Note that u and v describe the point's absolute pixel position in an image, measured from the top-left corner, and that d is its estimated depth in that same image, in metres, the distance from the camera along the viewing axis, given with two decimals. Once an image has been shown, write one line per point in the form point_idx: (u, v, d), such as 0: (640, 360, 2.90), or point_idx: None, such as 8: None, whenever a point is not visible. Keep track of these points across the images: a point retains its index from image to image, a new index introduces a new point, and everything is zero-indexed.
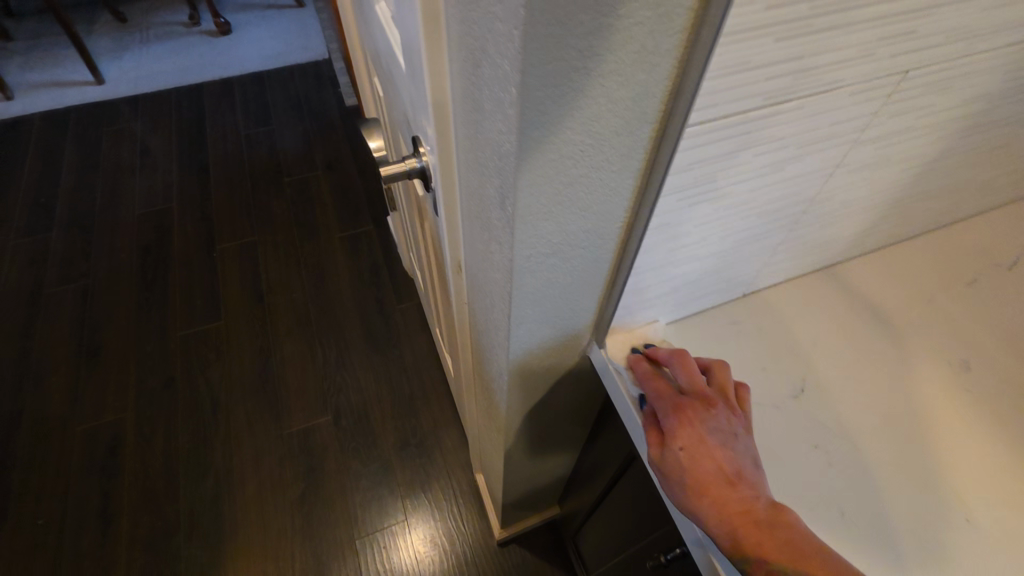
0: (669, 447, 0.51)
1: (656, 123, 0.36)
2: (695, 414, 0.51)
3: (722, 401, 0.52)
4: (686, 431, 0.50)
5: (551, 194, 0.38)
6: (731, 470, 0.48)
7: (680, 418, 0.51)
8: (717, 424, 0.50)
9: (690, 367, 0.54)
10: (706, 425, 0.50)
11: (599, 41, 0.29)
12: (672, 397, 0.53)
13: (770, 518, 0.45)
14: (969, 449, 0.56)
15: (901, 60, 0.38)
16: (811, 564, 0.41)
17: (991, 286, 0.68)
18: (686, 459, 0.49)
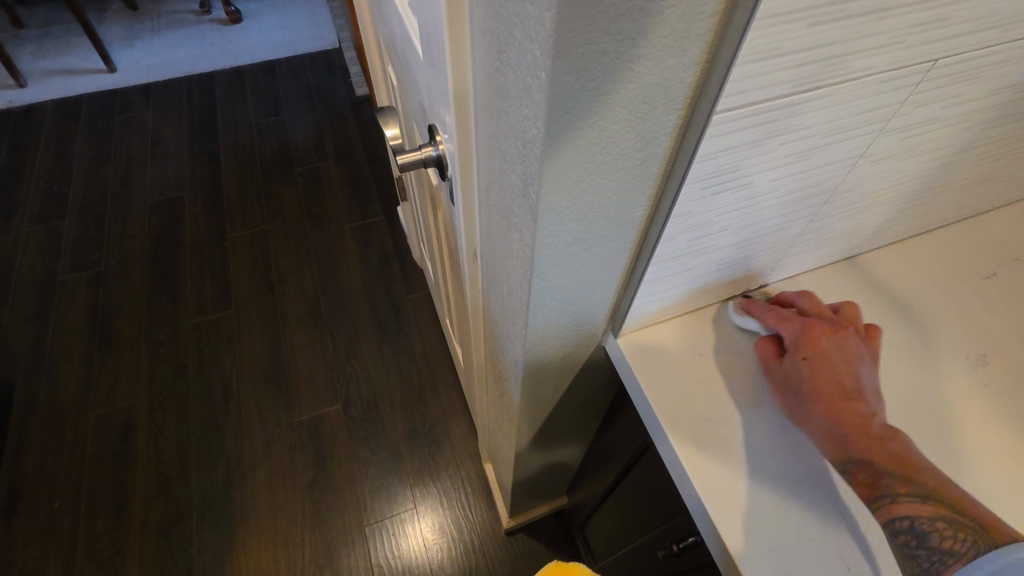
0: (791, 356, 0.54)
1: (682, 110, 0.35)
2: (824, 342, 0.52)
3: (854, 327, 0.55)
4: (822, 352, 0.52)
5: (575, 181, 0.38)
6: (842, 386, 0.50)
7: (811, 340, 0.53)
8: (846, 346, 0.52)
9: (819, 301, 0.57)
10: (836, 345, 0.52)
11: (630, 25, 0.29)
12: (809, 324, 0.54)
13: (883, 432, 0.47)
14: (987, 444, 0.55)
15: (932, 48, 0.37)
16: (922, 476, 0.44)
17: (1011, 280, 0.67)
18: (812, 375, 0.51)
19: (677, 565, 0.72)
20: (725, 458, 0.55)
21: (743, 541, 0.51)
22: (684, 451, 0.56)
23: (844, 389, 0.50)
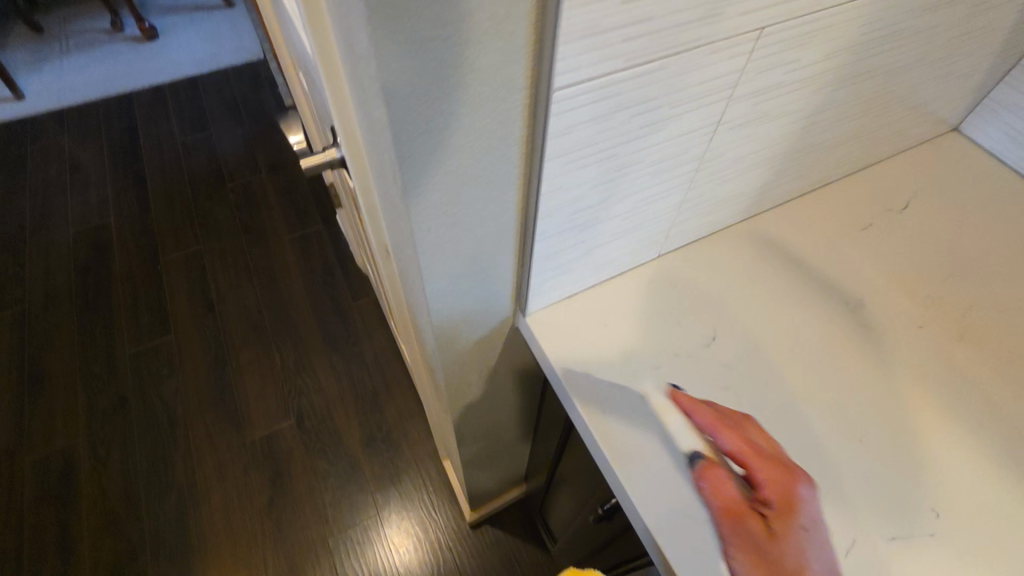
0: (773, 517, 0.50)
1: (526, 87, 0.38)
2: (801, 485, 0.53)
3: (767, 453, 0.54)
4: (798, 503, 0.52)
5: (437, 163, 0.40)
6: (792, 540, 0.50)
7: (782, 486, 0.52)
8: (797, 551, 0.49)
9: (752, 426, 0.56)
10: (796, 544, 0.50)
11: (447, 11, 0.30)
12: (753, 455, 0.54)
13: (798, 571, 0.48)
14: (865, 381, 0.60)
15: (753, 17, 0.41)
16: None
17: (885, 229, 0.73)
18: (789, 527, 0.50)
19: (609, 529, 0.75)
20: (631, 418, 0.57)
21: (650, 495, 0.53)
22: (593, 417, 0.57)
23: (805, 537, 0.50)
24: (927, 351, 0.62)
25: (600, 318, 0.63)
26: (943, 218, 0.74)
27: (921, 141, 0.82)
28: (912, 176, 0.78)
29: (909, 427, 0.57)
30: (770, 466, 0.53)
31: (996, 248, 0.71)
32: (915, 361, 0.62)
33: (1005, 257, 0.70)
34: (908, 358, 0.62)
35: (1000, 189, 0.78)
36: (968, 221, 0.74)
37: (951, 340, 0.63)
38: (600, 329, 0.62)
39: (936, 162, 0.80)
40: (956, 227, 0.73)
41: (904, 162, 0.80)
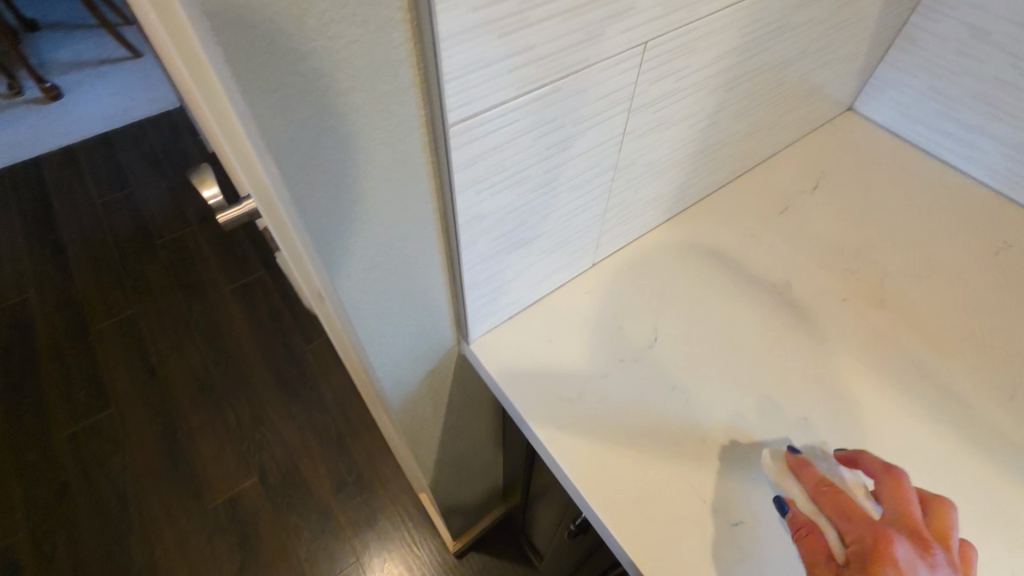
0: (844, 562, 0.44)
1: (422, 122, 0.38)
2: (899, 546, 0.42)
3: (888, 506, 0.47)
4: (884, 556, 0.42)
5: (343, 207, 0.39)
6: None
7: (873, 539, 0.44)
8: None
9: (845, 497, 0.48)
10: None
11: (323, 59, 0.30)
12: (855, 510, 0.46)
13: None
14: (801, 359, 0.63)
15: (635, 30, 0.42)
16: None
17: (801, 210, 0.76)
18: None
19: (585, 542, 0.75)
20: (584, 431, 0.57)
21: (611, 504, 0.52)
22: (548, 435, 0.56)
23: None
24: (853, 323, 0.65)
25: (541, 334, 0.63)
26: (852, 194, 0.78)
27: (821, 125, 0.87)
28: (817, 159, 0.83)
29: (846, 397, 0.60)
30: (854, 518, 0.46)
31: (902, 216, 0.75)
32: (843, 333, 0.65)
33: (911, 224, 0.74)
34: (836, 330, 0.65)
35: (898, 159, 0.83)
36: (875, 193, 0.78)
37: (874, 309, 0.66)
38: (543, 345, 0.62)
39: (837, 143, 0.86)
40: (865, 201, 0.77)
41: (809, 146, 0.85)
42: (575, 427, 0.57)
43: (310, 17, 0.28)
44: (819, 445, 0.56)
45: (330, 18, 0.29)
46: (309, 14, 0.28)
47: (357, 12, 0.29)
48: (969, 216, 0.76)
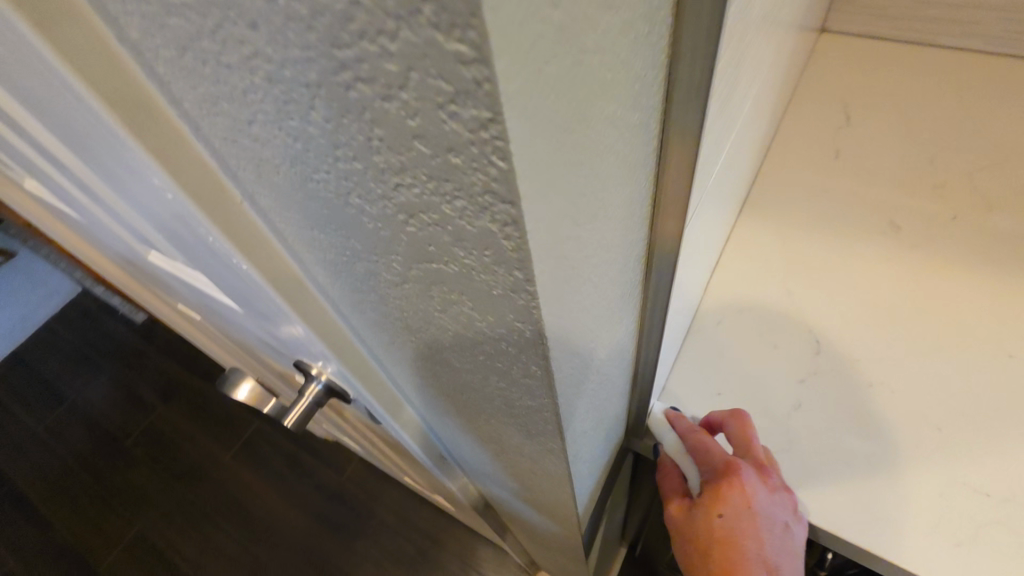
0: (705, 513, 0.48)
1: (645, 251, 0.29)
2: (744, 477, 0.46)
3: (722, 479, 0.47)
4: (723, 493, 0.46)
5: (586, 388, 0.30)
6: (718, 517, 0.47)
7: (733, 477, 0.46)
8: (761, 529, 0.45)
9: (740, 431, 0.49)
10: (755, 528, 0.45)
11: (597, 247, 0.21)
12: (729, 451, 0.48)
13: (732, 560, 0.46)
14: (959, 298, 0.59)
15: (771, 33, 0.35)
16: None
17: (853, 148, 0.72)
18: (710, 529, 0.47)
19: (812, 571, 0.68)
20: (824, 478, 0.50)
21: (910, 548, 0.46)
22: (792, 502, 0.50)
23: (746, 513, 0.45)
24: (976, 236, 0.62)
25: (706, 391, 0.56)
26: (882, 109, 0.75)
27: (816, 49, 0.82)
28: (833, 86, 0.79)
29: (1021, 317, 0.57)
30: (703, 457, 0.49)
31: (939, 112, 0.74)
32: (976, 249, 0.61)
33: (952, 116, 0.73)
34: (968, 250, 0.61)
35: (902, 54, 0.81)
36: (903, 99, 0.76)
37: (984, 214, 0.63)
38: (716, 402, 0.55)
39: (837, 59, 0.82)
40: (899, 110, 0.74)
41: (816, 77, 0.80)
42: (811, 476, 0.50)
43: (599, 207, 0.19)
44: None
45: (612, 196, 0.20)
46: (600, 199, 0.19)
47: (631, 171, 0.21)
48: (995, 86, 0.75)
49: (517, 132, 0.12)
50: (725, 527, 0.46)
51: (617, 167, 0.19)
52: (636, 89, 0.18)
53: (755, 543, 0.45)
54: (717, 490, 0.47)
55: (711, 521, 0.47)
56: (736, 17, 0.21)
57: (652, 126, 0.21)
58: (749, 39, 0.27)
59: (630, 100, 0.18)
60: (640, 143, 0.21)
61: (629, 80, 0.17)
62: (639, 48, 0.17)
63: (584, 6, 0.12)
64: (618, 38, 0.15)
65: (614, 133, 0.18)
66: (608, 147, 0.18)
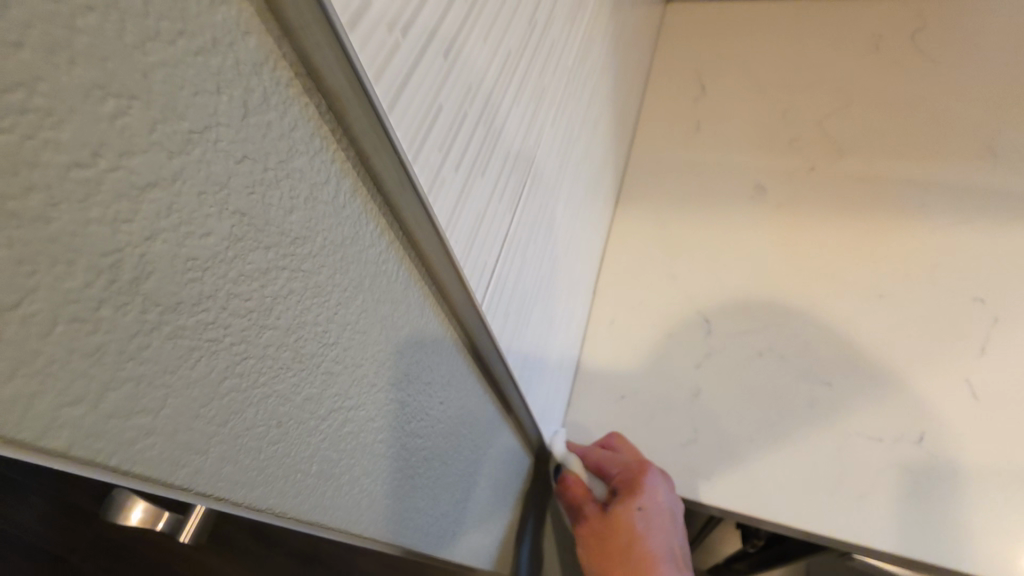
0: (627, 514, 0.46)
1: (447, 324, 0.27)
2: (648, 471, 0.46)
3: (633, 474, 0.47)
4: (642, 490, 0.46)
5: (418, 478, 0.28)
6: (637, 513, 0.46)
7: (638, 473, 0.47)
8: (669, 512, 0.46)
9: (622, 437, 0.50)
10: (664, 516, 0.46)
11: (337, 372, 0.19)
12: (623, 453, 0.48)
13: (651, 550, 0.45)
14: (829, 247, 0.58)
15: (553, 56, 0.32)
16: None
17: (711, 113, 0.69)
18: (631, 526, 0.46)
19: (768, 547, 0.67)
20: (734, 459, 0.51)
21: (819, 512, 0.48)
22: (709, 490, 0.50)
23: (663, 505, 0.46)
24: (835, 182, 0.61)
25: (611, 396, 0.56)
26: (732, 66, 0.72)
27: (666, 9, 0.78)
28: (690, 45, 0.75)
29: (889, 252, 0.57)
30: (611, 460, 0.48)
31: (789, 58, 0.71)
32: (840, 195, 0.61)
33: (798, 60, 0.71)
34: (832, 196, 0.61)
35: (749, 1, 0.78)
36: (750, 54, 0.73)
37: (837, 159, 0.62)
38: (620, 404, 0.55)
39: (693, 15, 0.78)
40: (746, 64, 0.72)
41: (669, 39, 0.77)
42: (720, 461, 0.51)
43: (308, 342, 0.17)
44: (918, 316, 0.53)
45: (329, 319, 0.18)
46: (303, 338, 0.17)
47: (352, 283, 0.19)
48: (840, 15, 0.73)
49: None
50: (644, 522, 0.46)
51: (322, 294, 0.17)
52: (311, 213, 0.16)
53: (668, 532, 0.46)
54: (632, 489, 0.46)
55: (631, 519, 0.46)
56: (433, 97, 0.19)
57: (369, 226, 0.19)
58: (497, 88, 0.25)
59: (299, 231, 0.16)
60: (356, 250, 0.19)
61: (280, 216, 0.15)
62: (280, 184, 0.15)
63: (80, 218, 0.10)
64: (217, 201, 0.13)
65: (284, 271, 0.16)
66: (278, 291, 0.15)
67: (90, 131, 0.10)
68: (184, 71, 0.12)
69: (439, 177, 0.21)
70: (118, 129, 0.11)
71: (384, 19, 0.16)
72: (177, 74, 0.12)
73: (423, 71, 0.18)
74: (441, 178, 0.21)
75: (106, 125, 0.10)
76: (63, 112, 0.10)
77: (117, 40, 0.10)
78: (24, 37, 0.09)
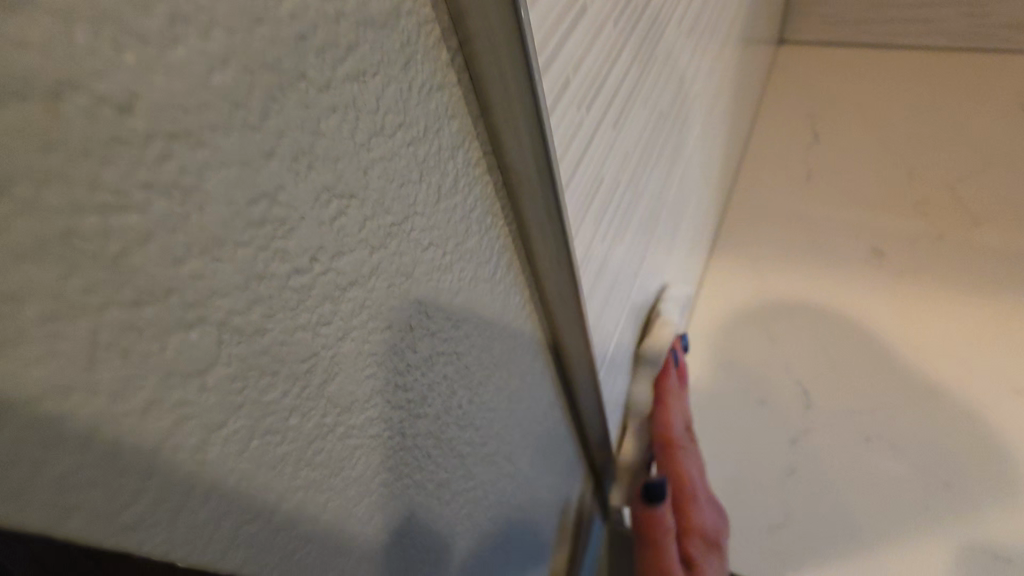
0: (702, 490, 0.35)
1: (558, 393, 0.25)
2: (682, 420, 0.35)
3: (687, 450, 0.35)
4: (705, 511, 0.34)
5: (513, 553, 0.26)
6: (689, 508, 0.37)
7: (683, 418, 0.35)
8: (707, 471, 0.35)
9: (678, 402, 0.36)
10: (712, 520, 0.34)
11: (466, 455, 0.18)
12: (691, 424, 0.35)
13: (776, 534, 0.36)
14: (955, 327, 0.52)
15: (692, 114, 0.30)
16: None
17: (825, 165, 0.65)
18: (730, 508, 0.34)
19: None
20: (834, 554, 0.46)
21: None
22: None
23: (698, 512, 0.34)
24: (967, 255, 0.55)
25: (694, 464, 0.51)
26: (851, 117, 0.68)
27: (780, 53, 0.75)
28: (805, 93, 0.71)
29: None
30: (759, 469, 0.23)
31: (918, 115, 0.66)
32: (970, 269, 0.55)
33: (929, 116, 0.65)
34: (959, 271, 0.55)
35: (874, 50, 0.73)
36: (873, 105, 0.68)
37: (969, 230, 0.57)
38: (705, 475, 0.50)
39: (809, 61, 0.74)
40: (867, 115, 0.67)
41: (782, 85, 0.73)
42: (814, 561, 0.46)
43: (448, 426, 0.16)
44: None
45: (469, 400, 0.17)
46: (445, 423, 0.16)
47: (491, 361, 0.18)
48: (977, 73, 0.67)
49: (179, 536, 0.09)
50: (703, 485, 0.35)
51: (466, 375, 0.16)
52: (472, 294, 0.15)
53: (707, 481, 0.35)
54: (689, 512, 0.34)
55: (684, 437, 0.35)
56: (597, 170, 0.18)
57: (513, 300, 0.18)
58: (646, 152, 0.23)
59: (459, 313, 0.15)
60: (502, 327, 0.18)
61: (447, 301, 0.14)
62: (453, 268, 0.14)
63: (292, 325, 0.10)
64: (401, 293, 0.12)
65: (439, 357, 0.15)
66: (432, 377, 0.14)
67: (313, 237, 0.09)
68: (396, 162, 0.11)
69: (589, 253, 0.19)
70: (336, 231, 0.10)
71: (576, 100, 0.15)
72: (390, 166, 0.11)
73: (595, 147, 0.17)
74: (591, 252, 0.19)
75: (325, 229, 0.10)
76: (294, 221, 0.09)
77: (350, 138, 0.10)
78: (276, 146, 0.08)
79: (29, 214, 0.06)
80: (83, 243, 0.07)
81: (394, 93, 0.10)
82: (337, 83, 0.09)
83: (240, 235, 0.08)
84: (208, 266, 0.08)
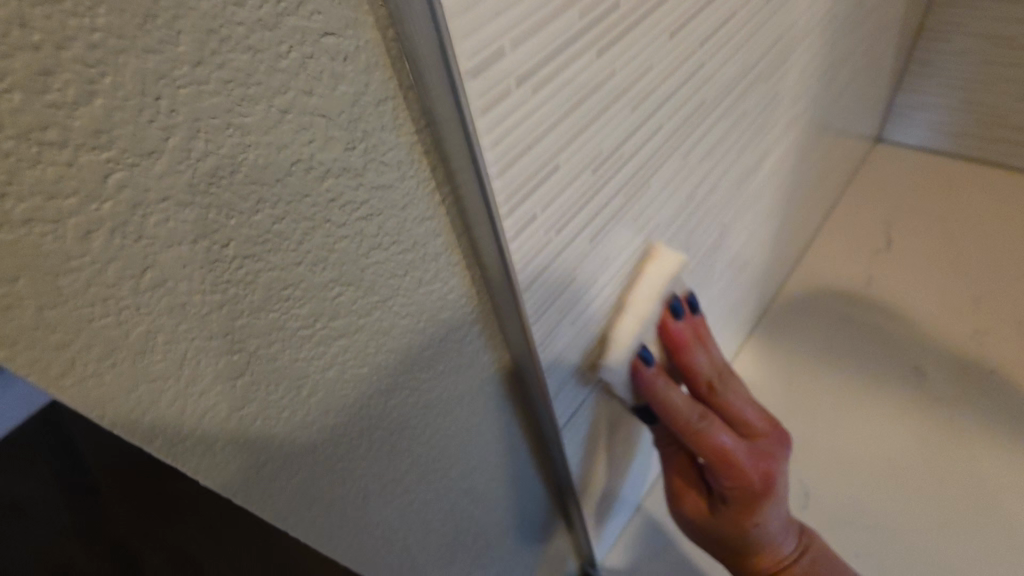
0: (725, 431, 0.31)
1: (529, 439, 0.30)
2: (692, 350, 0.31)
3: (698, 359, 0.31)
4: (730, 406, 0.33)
5: (462, 556, 0.30)
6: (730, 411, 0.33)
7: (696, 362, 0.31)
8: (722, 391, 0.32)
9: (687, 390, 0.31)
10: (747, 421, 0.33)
11: (419, 462, 0.23)
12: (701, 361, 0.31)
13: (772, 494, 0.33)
14: (978, 464, 0.51)
15: (709, 221, 0.34)
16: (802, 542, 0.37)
17: (889, 272, 0.64)
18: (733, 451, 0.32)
19: None
20: None
21: None
22: None
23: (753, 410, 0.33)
24: (1011, 395, 0.54)
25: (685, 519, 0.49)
26: (928, 229, 0.66)
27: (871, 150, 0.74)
28: (886, 194, 0.70)
29: None
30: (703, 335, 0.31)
31: (1001, 241, 0.63)
32: (1011, 410, 0.53)
33: (1013, 244, 0.63)
34: (998, 409, 0.54)
35: (972, 165, 0.71)
36: (956, 221, 0.66)
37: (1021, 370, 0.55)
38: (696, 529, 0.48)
39: (898, 164, 0.73)
40: (947, 230, 0.66)
41: (866, 182, 0.72)
42: None
43: (404, 437, 0.22)
44: None
45: (429, 423, 0.22)
46: (402, 434, 0.21)
47: (455, 398, 0.23)
48: None
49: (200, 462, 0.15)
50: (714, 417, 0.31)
51: (429, 405, 0.22)
52: (442, 349, 0.21)
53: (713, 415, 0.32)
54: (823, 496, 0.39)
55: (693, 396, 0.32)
56: (567, 272, 0.23)
57: (484, 359, 0.23)
58: (637, 256, 0.28)
59: (427, 360, 0.20)
60: (468, 376, 0.23)
61: (418, 352, 0.20)
62: (426, 330, 0.20)
63: (294, 358, 0.15)
64: (378, 345, 0.18)
65: (403, 391, 0.20)
66: (395, 403, 0.20)
67: (319, 307, 0.15)
68: (387, 265, 0.17)
69: (554, 333, 0.24)
70: (335, 305, 0.16)
71: (544, 226, 0.20)
72: (382, 267, 0.17)
73: (563, 257, 0.22)
74: (556, 332, 0.24)
75: (327, 304, 0.16)
76: (309, 299, 0.15)
77: (355, 250, 0.15)
78: (304, 259, 0.14)
79: (169, 294, 0.12)
80: (192, 308, 0.13)
81: (392, 224, 0.16)
82: (351, 223, 0.15)
83: (273, 305, 0.14)
84: (251, 322, 0.14)
